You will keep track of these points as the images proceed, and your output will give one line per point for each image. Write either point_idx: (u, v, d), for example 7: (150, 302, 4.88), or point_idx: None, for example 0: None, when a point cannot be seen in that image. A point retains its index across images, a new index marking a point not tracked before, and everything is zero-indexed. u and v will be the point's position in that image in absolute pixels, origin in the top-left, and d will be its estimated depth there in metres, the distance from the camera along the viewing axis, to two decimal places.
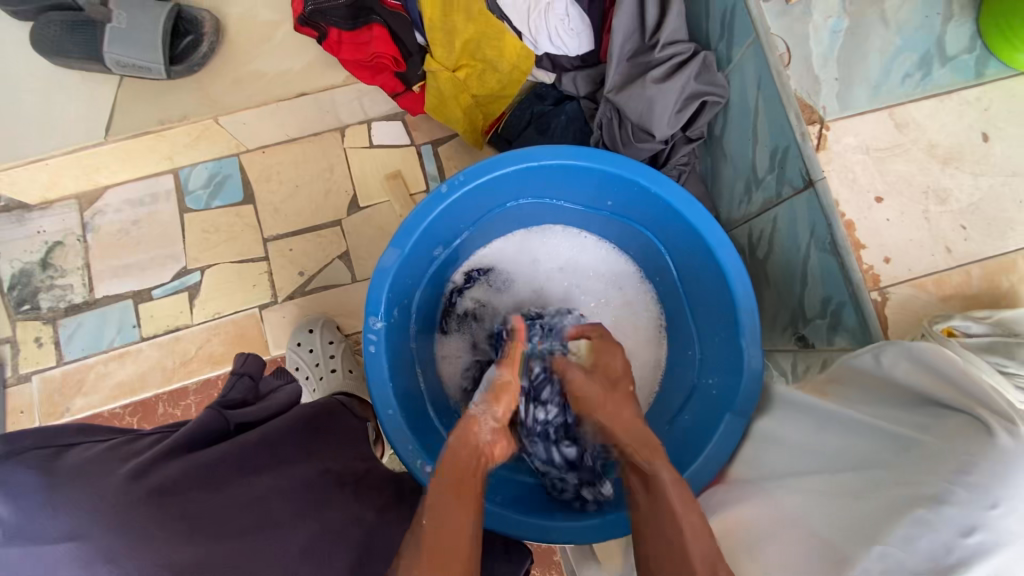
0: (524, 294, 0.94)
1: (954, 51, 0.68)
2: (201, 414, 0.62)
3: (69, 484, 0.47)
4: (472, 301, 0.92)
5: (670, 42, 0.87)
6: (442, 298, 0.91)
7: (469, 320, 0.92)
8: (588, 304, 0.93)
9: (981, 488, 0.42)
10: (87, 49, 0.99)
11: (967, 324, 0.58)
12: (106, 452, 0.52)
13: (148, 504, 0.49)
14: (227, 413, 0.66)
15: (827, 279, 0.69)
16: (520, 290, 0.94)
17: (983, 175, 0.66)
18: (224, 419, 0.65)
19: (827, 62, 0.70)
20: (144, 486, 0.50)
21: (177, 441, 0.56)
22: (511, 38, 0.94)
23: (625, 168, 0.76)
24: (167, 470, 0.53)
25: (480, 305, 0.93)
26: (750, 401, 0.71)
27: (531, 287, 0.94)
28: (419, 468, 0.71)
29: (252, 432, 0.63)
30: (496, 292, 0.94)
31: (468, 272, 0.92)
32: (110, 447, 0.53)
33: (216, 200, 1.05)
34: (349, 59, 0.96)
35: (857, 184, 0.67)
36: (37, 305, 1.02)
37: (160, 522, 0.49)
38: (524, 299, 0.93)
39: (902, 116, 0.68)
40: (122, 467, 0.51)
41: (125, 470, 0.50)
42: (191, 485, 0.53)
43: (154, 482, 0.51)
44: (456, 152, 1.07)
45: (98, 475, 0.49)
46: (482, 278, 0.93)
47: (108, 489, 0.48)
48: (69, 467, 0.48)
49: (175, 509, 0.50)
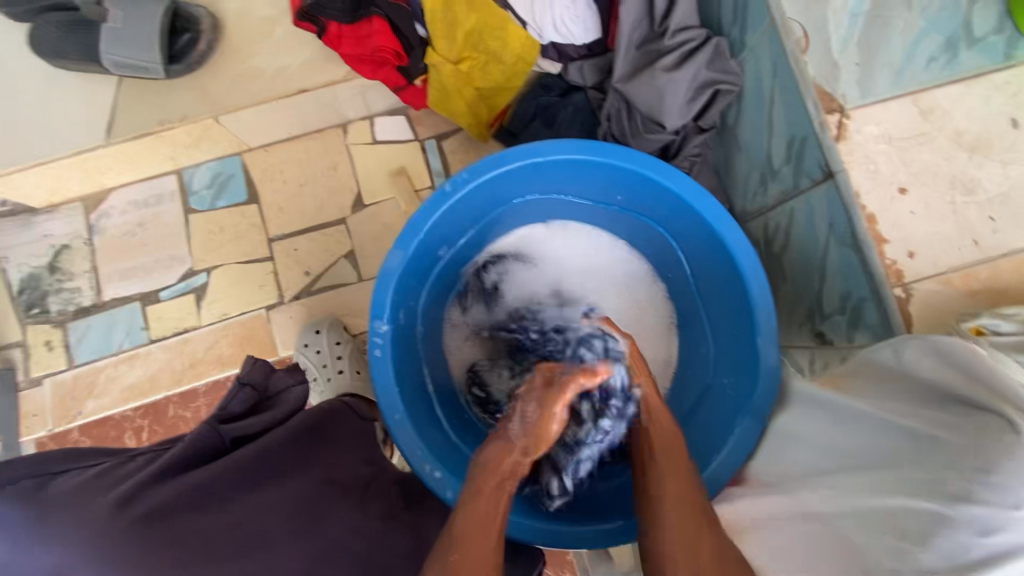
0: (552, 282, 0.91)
1: (981, 33, 0.65)
2: (192, 433, 0.62)
3: (55, 515, 0.47)
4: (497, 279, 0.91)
5: (681, 28, 0.84)
6: (461, 280, 0.89)
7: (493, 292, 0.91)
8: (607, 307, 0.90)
9: (1003, 487, 0.40)
10: (83, 50, 0.97)
11: (996, 322, 0.55)
12: (96, 477, 0.52)
13: (136, 532, 0.49)
14: (222, 429, 0.66)
15: (847, 276, 0.67)
16: (546, 272, 0.91)
17: (1013, 164, 0.63)
18: (219, 435, 0.65)
19: (847, 46, 0.66)
20: (133, 512, 0.50)
21: (166, 463, 0.56)
22: (515, 29, 0.91)
23: (635, 161, 0.73)
24: (155, 495, 0.52)
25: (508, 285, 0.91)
26: (767, 402, 0.69)
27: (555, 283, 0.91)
28: (427, 473, 0.70)
29: (249, 447, 0.63)
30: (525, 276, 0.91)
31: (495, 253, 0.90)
32: (98, 473, 0.53)
33: (220, 201, 1.04)
34: (350, 53, 0.94)
35: (880, 175, 0.64)
36: (46, 309, 1.02)
37: (150, 549, 0.48)
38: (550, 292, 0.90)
39: (927, 102, 0.65)
40: (110, 492, 0.50)
41: (113, 496, 0.50)
42: (181, 507, 0.53)
43: (143, 508, 0.50)
44: (461, 146, 1.05)
45: (85, 502, 0.49)
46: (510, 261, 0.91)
47: (97, 516, 0.48)
48: (55, 497, 0.48)
49: (165, 533, 0.50)
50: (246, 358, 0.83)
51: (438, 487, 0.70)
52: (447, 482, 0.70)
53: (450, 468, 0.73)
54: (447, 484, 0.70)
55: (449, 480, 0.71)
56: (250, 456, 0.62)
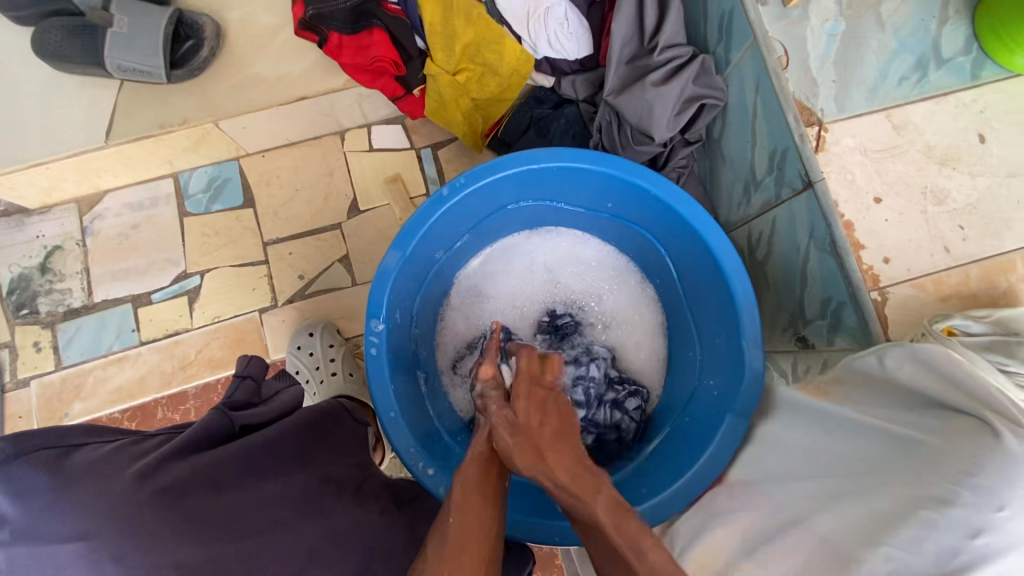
0: (548, 283, 0.93)
1: (949, 54, 0.69)
2: (206, 417, 0.63)
3: (79, 483, 0.49)
4: (496, 317, 0.92)
5: (669, 45, 0.87)
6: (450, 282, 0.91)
7: (483, 297, 0.93)
8: (607, 299, 0.93)
9: (987, 490, 0.43)
10: (88, 54, 0.98)
11: (967, 323, 0.59)
12: (116, 451, 0.53)
13: (151, 507, 0.49)
14: (232, 416, 0.68)
15: (827, 280, 0.70)
16: (538, 285, 0.93)
17: (979, 176, 0.67)
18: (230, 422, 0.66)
19: (825, 64, 0.70)
20: (151, 487, 0.51)
21: (184, 441, 0.57)
22: (510, 42, 0.94)
23: (630, 173, 0.76)
24: (174, 472, 0.53)
25: (498, 291, 0.93)
26: (751, 402, 0.72)
27: (548, 291, 0.93)
28: (420, 470, 0.71)
29: (265, 433, 0.65)
30: (514, 280, 0.93)
31: (482, 261, 0.92)
32: (117, 447, 0.54)
33: (216, 205, 1.05)
34: (348, 63, 0.95)
35: (856, 185, 0.67)
36: (36, 310, 1.01)
37: (168, 522, 0.50)
38: (548, 301, 0.93)
39: (899, 118, 0.69)
40: (131, 467, 0.52)
41: (134, 470, 0.51)
42: (194, 488, 0.53)
43: (160, 484, 0.51)
44: (455, 155, 1.08)
45: (107, 474, 0.50)
46: (495, 269, 0.93)
47: (117, 487, 0.49)
48: (77, 467, 0.50)
49: (180, 512, 0.51)
50: (243, 355, 0.84)
51: (432, 483, 0.72)
52: (440, 479, 0.72)
53: (441, 466, 0.74)
54: (440, 480, 0.72)
55: (441, 476, 0.72)
56: (262, 440, 0.63)
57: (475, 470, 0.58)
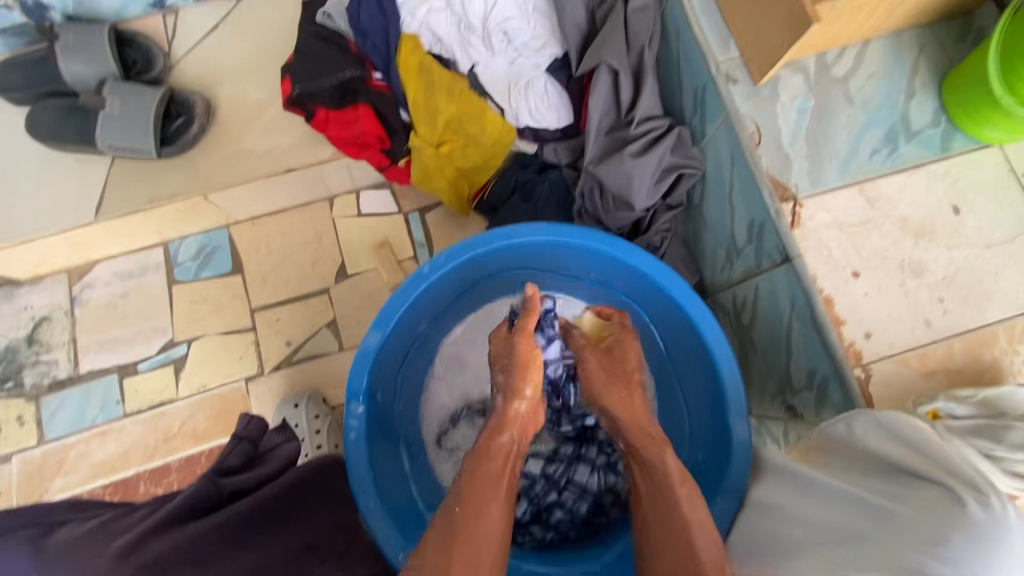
0: None
1: (918, 126, 0.71)
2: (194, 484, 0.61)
3: (58, 563, 0.48)
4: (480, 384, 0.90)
5: (646, 118, 0.89)
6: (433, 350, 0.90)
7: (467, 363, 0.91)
8: None
9: (956, 562, 0.42)
10: (81, 133, 1.01)
11: (951, 406, 0.58)
12: (99, 528, 0.53)
13: None
14: (220, 482, 0.64)
15: (811, 354, 0.70)
16: None
17: (956, 248, 0.67)
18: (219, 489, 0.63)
19: (796, 140, 0.71)
20: (131, 564, 0.50)
21: (168, 513, 0.56)
22: (492, 116, 0.97)
23: (606, 245, 0.77)
24: (157, 545, 0.53)
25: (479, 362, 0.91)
26: (742, 483, 0.69)
27: None
28: (395, 559, 0.68)
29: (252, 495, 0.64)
30: None
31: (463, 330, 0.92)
32: (101, 523, 0.54)
33: (205, 270, 1.05)
34: (336, 137, 1.00)
35: (833, 260, 0.68)
36: (21, 382, 1.01)
37: None
38: None
39: (872, 191, 0.69)
40: (111, 544, 0.51)
41: (115, 547, 0.51)
42: (174, 563, 0.53)
43: (140, 560, 0.51)
44: (443, 219, 1.08)
45: (87, 554, 0.50)
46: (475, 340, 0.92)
47: (96, 565, 0.49)
48: (58, 546, 0.50)
49: None
50: (242, 414, 0.82)
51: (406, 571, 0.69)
52: None
53: None
54: None
55: None
56: (250, 503, 0.62)
57: (507, 436, 0.62)
